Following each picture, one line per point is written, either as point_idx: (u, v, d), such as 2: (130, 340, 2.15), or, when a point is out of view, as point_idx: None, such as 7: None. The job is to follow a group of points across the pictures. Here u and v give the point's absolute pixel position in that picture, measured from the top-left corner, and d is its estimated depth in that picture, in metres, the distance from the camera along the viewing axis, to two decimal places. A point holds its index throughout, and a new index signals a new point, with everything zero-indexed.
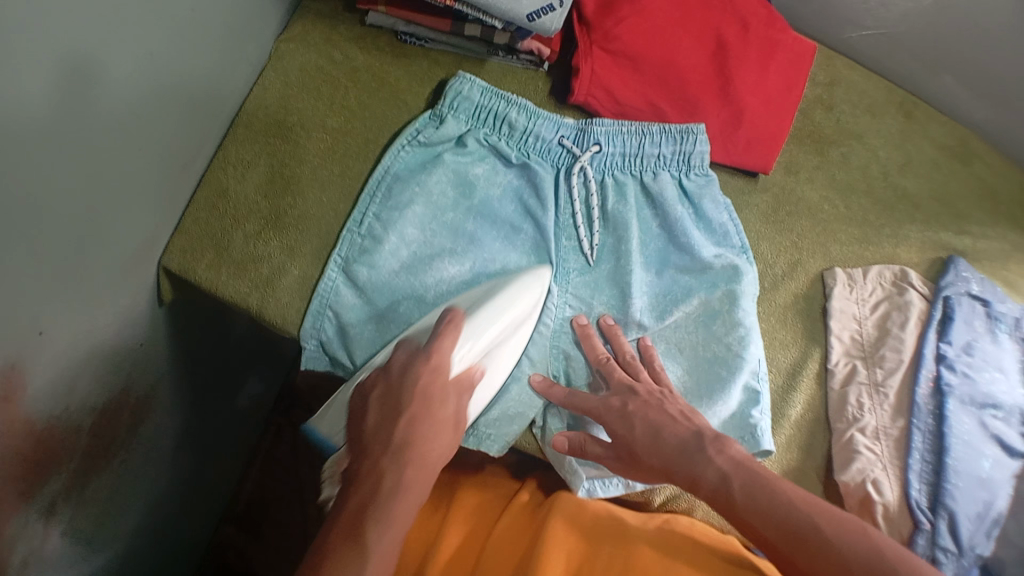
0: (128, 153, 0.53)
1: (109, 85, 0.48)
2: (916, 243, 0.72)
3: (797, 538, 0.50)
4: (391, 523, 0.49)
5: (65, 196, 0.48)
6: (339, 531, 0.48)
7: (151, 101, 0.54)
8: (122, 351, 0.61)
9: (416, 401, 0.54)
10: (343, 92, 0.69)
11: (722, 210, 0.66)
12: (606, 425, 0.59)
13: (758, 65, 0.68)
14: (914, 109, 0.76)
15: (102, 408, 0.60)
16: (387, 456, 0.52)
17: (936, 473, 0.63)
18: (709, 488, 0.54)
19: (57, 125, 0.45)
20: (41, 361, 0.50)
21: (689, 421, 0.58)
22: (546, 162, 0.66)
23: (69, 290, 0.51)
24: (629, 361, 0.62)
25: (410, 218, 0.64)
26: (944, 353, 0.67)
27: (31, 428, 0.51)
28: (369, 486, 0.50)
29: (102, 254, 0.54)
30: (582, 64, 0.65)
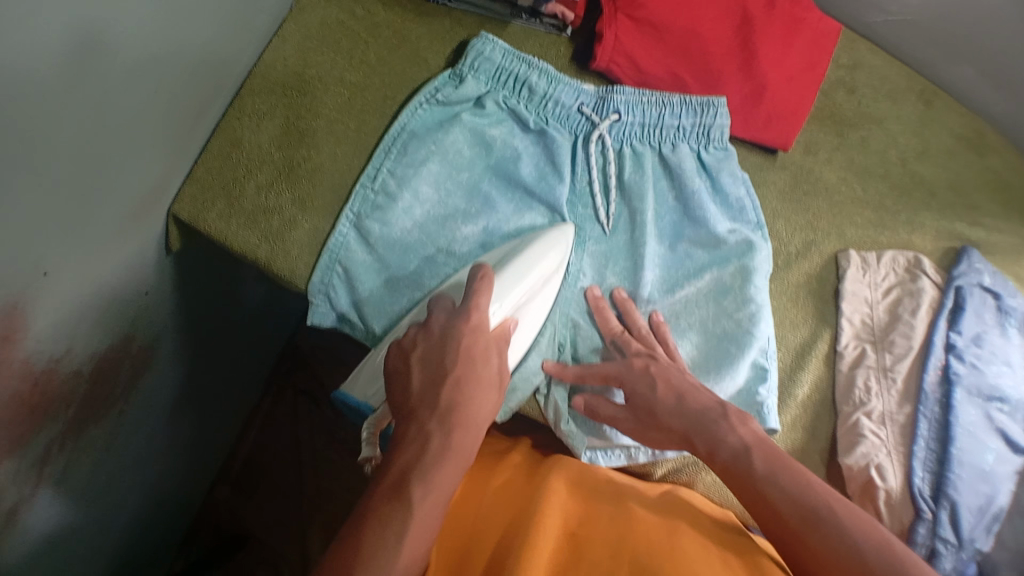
0: (141, 96, 0.52)
1: (126, 23, 0.47)
2: (931, 231, 0.72)
3: (812, 519, 0.47)
4: (430, 489, 0.45)
5: (76, 133, 0.46)
6: (382, 490, 0.45)
7: (168, 44, 0.52)
8: (126, 297, 0.60)
9: (460, 359, 0.51)
10: (364, 47, 0.68)
11: (740, 184, 0.65)
12: (627, 385, 0.58)
13: (782, 41, 0.67)
14: (935, 99, 0.75)
15: (103, 354, 0.59)
16: (434, 419, 0.48)
17: (940, 463, 0.62)
18: (729, 454, 0.52)
19: (72, 61, 0.43)
20: (42, 302, 0.48)
21: (710, 392, 0.57)
22: (563, 129, 0.65)
23: (73, 231, 0.50)
24: (643, 333, 0.61)
25: (425, 176, 0.63)
26: (953, 342, 0.66)
27: (31, 371, 0.49)
28: (411, 449, 0.47)
29: (109, 198, 0.53)
30: (606, 29, 0.64)
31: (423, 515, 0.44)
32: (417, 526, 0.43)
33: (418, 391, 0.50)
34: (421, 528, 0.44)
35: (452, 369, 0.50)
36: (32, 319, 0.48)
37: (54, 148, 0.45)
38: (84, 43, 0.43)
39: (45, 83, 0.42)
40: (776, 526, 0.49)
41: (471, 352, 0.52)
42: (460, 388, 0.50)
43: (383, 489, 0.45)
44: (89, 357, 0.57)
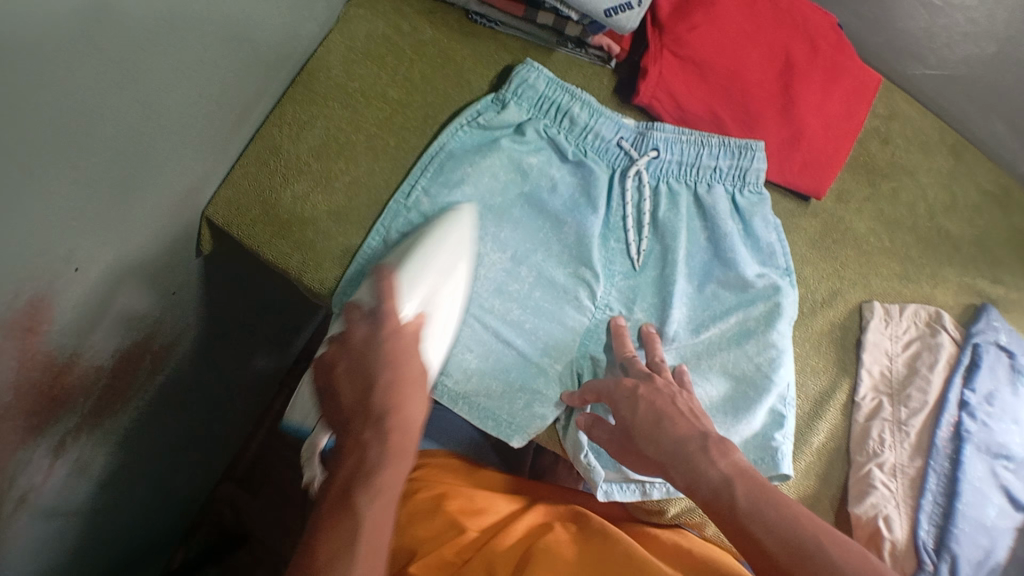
0: (184, 96, 0.52)
1: (178, 24, 0.47)
2: (953, 286, 0.73)
3: (801, 556, 0.45)
4: (380, 494, 0.46)
5: (120, 124, 0.46)
6: (328, 506, 0.45)
7: (214, 45, 0.53)
8: (150, 296, 0.60)
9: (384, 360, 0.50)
10: (407, 65, 0.68)
11: (771, 230, 0.66)
12: (615, 406, 0.57)
13: (822, 89, 0.68)
14: (965, 153, 0.76)
15: (124, 350, 0.59)
16: (371, 423, 0.48)
17: (946, 516, 0.63)
18: (709, 488, 0.50)
19: (120, 56, 0.43)
20: (72, 296, 0.49)
21: (696, 419, 0.54)
22: (601, 162, 0.66)
23: (108, 227, 0.50)
24: (656, 362, 0.60)
25: (460, 196, 0.63)
26: (967, 400, 0.66)
27: (54, 363, 0.49)
28: (352, 461, 0.47)
29: (144, 196, 0.53)
30: (650, 65, 0.64)
31: (374, 524, 0.45)
32: (372, 531, 0.44)
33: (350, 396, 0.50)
34: (375, 534, 0.44)
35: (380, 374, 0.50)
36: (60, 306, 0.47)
37: (97, 136, 0.45)
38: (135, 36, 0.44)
39: (94, 73, 0.42)
40: (765, 566, 0.46)
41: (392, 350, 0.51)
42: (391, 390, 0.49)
43: (331, 508, 0.45)
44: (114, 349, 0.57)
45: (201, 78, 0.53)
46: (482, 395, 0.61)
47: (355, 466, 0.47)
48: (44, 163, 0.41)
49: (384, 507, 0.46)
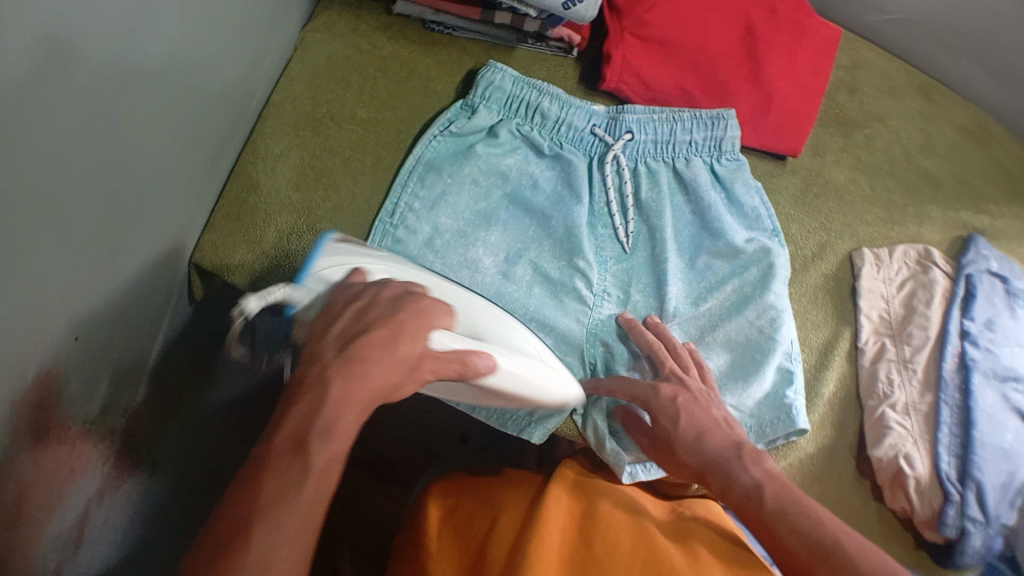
0: (138, 152, 0.53)
1: (122, 84, 0.48)
2: (939, 223, 0.74)
3: (821, 554, 0.48)
4: (327, 441, 0.41)
5: (83, 181, 0.47)
6: (280, 444, 0.41)
7: (162, 96, 0.53)
8: (130, 343, 0.61)
9: (385, 331, 0.46)
10: (372, 83, 0.68)
11: (753, 193, 0.66)
12: (653, 412, 0.59)
13: (786, 50, 0.68)
14: (934, 92, 0.78)
15: (112, 399, 0.60)
16: (340, 362, 0.44)
17: (964, 446, 0.65)
18: (741, 492, 0.53)
19: (65, 125, 0.44)
20: (55, 357, 0.50)
21: (729, 428, 0.58)
22: (578, 151, 0.66)
23: (81, 287, 0.51)
24: (678, 353, 0.62)
25: (445, 208, 0.64)
26: (967, 329, 0.68)
27: (42, 421, 0.50)
28: (308, 399, 0.42)
29: (111, 253, 0.54)
30: (614, 50, 0.65)
31: (321, 474, 0.40)
32: (315, 483, 0.40)
33: (339, 331, 0.46)
34: (320, 486, 0.40)
35: (375, 330, 0.46)
36: (48, 360, 0.49)
37: (62, 195, 0.46)
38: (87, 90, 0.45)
39: (46, 135, 0.42)
40: (792, 565, 0.50)
41: (407, 326, 0.47)
42: (371, 347, 0.45)
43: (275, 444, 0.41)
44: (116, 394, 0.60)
45: (160, 123, 0.54)
46: None
47: (313, 408, 0.42)
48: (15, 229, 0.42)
49: (327, 477, 0.41)
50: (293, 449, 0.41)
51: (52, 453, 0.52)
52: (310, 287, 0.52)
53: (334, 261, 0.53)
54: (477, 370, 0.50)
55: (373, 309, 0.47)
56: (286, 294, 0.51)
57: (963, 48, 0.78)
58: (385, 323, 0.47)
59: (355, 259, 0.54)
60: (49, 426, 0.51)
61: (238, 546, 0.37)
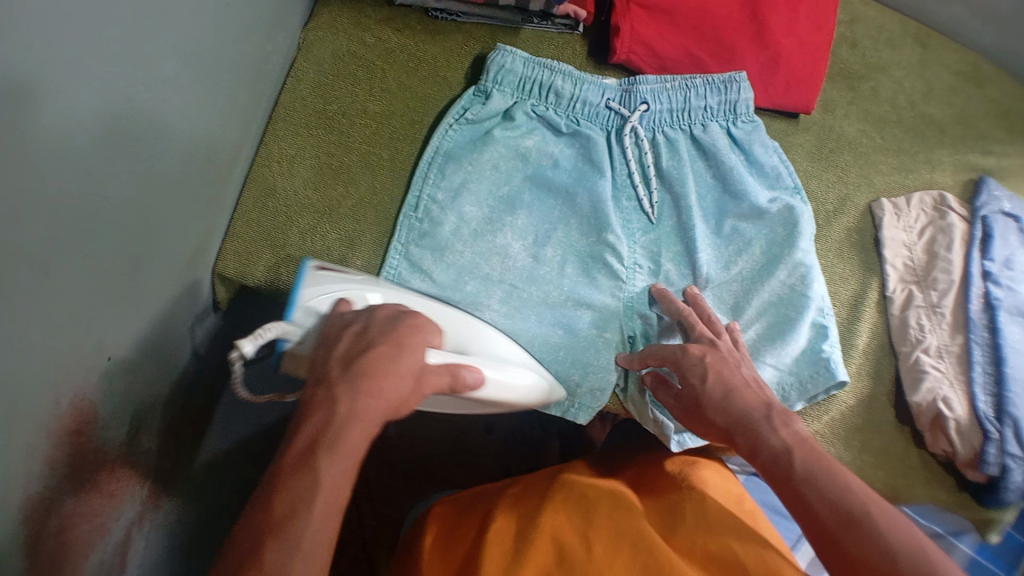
0: (156, 166, 0.52)
1: (133, 95, 0.47)
2: (949, 166, 0.75)
3: (852, 523, 0.46)
4: (340, 458, 0.41)
5: (105, 196, 0.46)
6: (293, 457, 0.41)
7: (172, 106, 0.52)
8: (163, 360, 0.60)
9: (388, 345, 0.46)
10: (380, 76, 0.67)
11: (772, 153, 0.67)
12: (682, 370, 0.58)
13: (789, 9, 0.68)
14: (929, 40, 0.78)
15: (148, 419, 0.59)
16: (345, 375, 0.44)
17: (998, 383, 0.65)
18: (770, 455, 0.51)
19: (80, 141, 0.43)
20: (91, 379, 0.49)
21: (759, 390, 0.56)
22: (596, 126, 0.66)
23: (110, 304, 0.50)
24: (710, 319, 0.61)
25: (467, 196, 0.63)
26: (989, 270, 0.69)
27: (87, 443, 0.50)
28: (323, 414, 0.43)
29: (137, 270, 0.53)
30: (621, 21, 0.65)
31: (336, 482, 0.41)
32: (329, 492, 0.40)
33: (343, 350, 0.46)
34: (336, 493, 0.40)
35: (378, 346, 0.46)
36: (84, 386, 0.48)
37: (86, 211, 0.45)
38: (96, 99, 0.43)
39: (68, 150, 0.42)
40: (815, 534, 0.47)
41: (406, 341, 0.47)
42: (382, 362, 0.45)
43: (299, 457, 0.41)
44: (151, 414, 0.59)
45: (172, 136, 0.53)
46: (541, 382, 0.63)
47: (325, 421, 0.42)
48: (39, 249, 0.41)
49: (341, 485, 0.41)
50: (306, 461, 0.41)
51: (94, 481, 0.52)
52: (298, 323, 0.50)
53: (320, 291, 0.52)
54: (466, 383, 0.50)
55: (370, 330, 0.47)
56: (281, 331, 0.48)
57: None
58: (386, 341, 0.46)
59: (342, 288, 0.53)
60: (91, 452, 0.51)
61: (254, 565, 0.37)
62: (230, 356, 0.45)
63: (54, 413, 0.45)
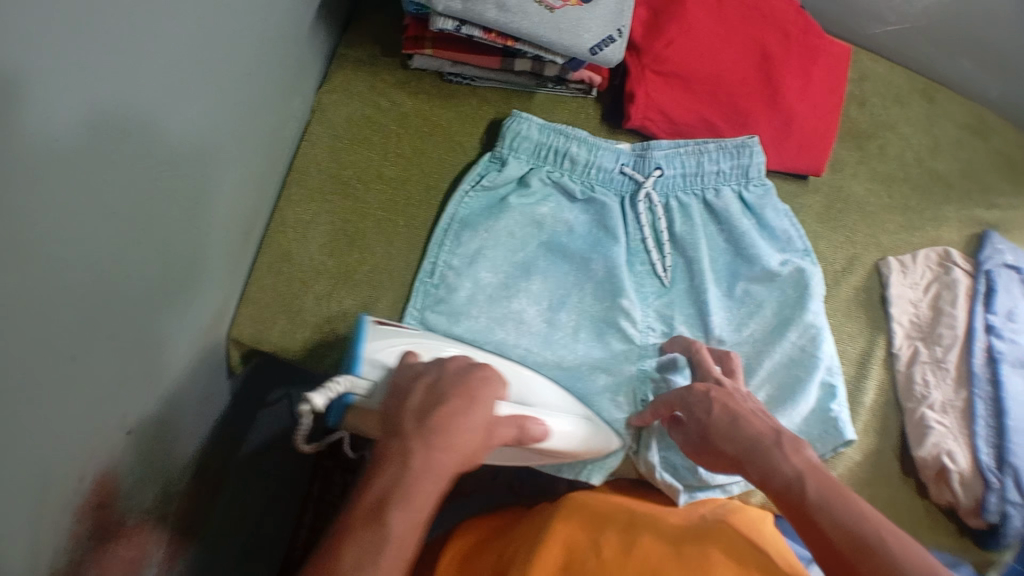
0: (180, 232, 0.52)
1: (159, 172, 0.47)
2: (955, 222, 0.77)
3: (862, 549, 0.45)
4: (406, 530, 0.41)
5: (131, 278, 0.47)
6: (362, 511, 0.41)
7: (196, 173, 0.52)
8: (182, 421, 0.60)
9: (461, 398, 0.46)
10: (395, 140, 0.68)
11: (783, 217, 0.68)
12: (691, 407, 0.58)
13: (802, 73, 0.71)
14: (937, 93, 0.81)
15: (166, 479, 0.59)
16: (422, 432, 0.44)
17: (1000, 434, 0.67)
18: (781, 482, 0.50)
19: (116, 229, 0.44)
20: (115, 454, 0.49)
21: (767, 419, 0.55)
22: (610, 192, 0.68)
23: (136, 376, 0.50)
24: (725, 358, 0.62)
25: (483, 262, 0.64)
26: (992, 323, 0.70)
27: (105, 518, 0.49)
28: (389, 479, 0.42)
29: (162, 337, 0.53)
30: (637, 88, 0.68)
31: (402, 538, 0.41)
32: (396, 545, 0.40)
33: (417, 403, 0.46)
34: (404, 549, 0.41)
35: (452, 398, 0.46)
36: (108, 461, 0.48)
37: (114, 297, 0.45)
38: (133, 184, 0.44)
39: (103, 239, 0.43)
40: (826, 559, 0.46)
41: (480, 393, 0.48)
42: (456, 414, 0.45)
43: (371, 514, 0.41)
44: (170, 475, 0.59)
45: (194, 203, 0.53)
46: None
47: (402, 476, 0.42)
48: (68, 334, 0.41)
49: (411, 529, 0.41)
50: (379, 522, 0.41)
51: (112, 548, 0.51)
52: (368, 376, 0.51)
53: (384, 344, 0.53)
54: (532, 436, 0.52)
55: (442, 381, 0.48)
56: (350, 385, 0.50)
57: (964, 48, 0.80)
58: (458, 393, 0.47)
59: (405, 341, 0.55)
60: (112, 521, 0.51)
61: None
62: (301, 409, 0.46)
63: (78, 490, 0.45)
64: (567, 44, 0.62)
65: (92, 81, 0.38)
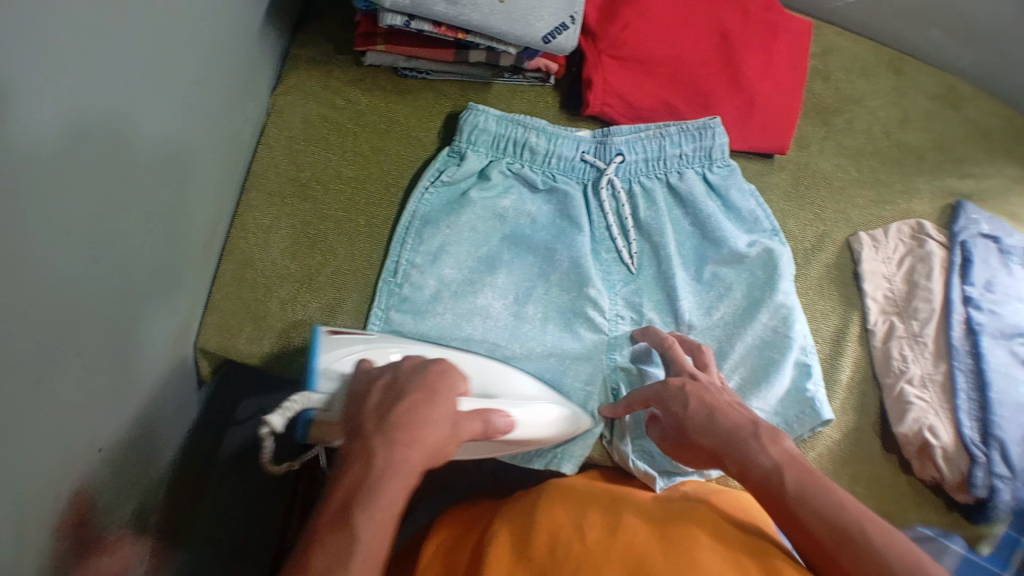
0: (147, 242, 0.52)
1: (121, 184, 0.47)
2: (927, 194, 0.76)
3: (845, 541, 0.44)
4: (367, 531, 0.40)
5: (98, 291, 0.46)
6: (329, 515, 0.41)
7: (161, 183, 0.52)
8: (159, 433, 0.59)
9: (421, 392, 0.46)
10: (353, 139, 0.68)
11: (749, 197, 0.68)
12: (665, 401, 0.57)
13: (762, 50, 0.71)
14: (903, 65, 0.80)
15: (145, 492, 0.58)
16: (382, 431, 0.44)
17: (984, 408, 0.65)
18: (761, 474, 0.49)
19: (81, 245, 0.43)
20: (90, 472, 0.48)
21: (743, 411, 0.54)
22: (572, 180, 0.67)
23: (109, 392, 0.50)
24: (697, 350, 0.61)
25: (447, 259, 0.64)
26: (970, 295, 0.69)
27: (86, 537, 0.49)
28: (351, 482, 0.42)
29: (134, 349, 0.53)
30: (594, 74, 0.67)
31: (373, 537, 0.40)
32: (367, 548, 0.40)
33: (375, 404, 0.46)
34: (374, 550, 0.40)
35: (411, 393, 0.46)
36: (83, 482, 0.47)
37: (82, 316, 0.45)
38: (94, 201, 0.44)
39: (70, 254, 0.42)
40: (811, 550, 0.46)
41: (438, 386, 0.47)
42: (415, 409, 0.45)
43: (337, 518, 0.41)
44: (148, 489, 0.58)
45: (160, 213, 0.53)
46: None
47: (361, 477, 0.42)
48: (40, 353, 0.40)
49: (384, 527, 0.41)
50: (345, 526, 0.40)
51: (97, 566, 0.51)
52: (324, 388, 0.51)
53: (341, 352, 0.54)
54: (496, 428, 0.50)
55: (400, 380, 0.47)
56: (304, 401, 0.49)
57: (929, 18, 0.79)
58: (418, 389, 0.46)
59: (359, 349, 0.55)
60: (93, 538, 0.50)
61: None
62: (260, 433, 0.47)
63: (58, 510, 0.44)
64: (519, 33, 0.61)
65: (49, 97, 0.38)
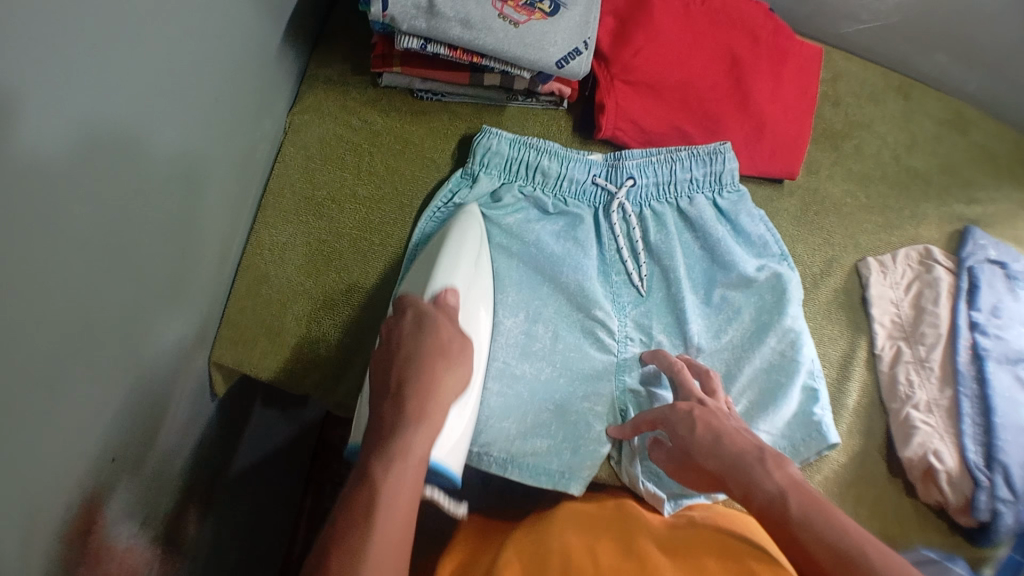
0: (159, 254, 0.53)
1: (138, 202, 0.48)
2: (935, 219, 0.77)
3: (846, 563, 0.45)
4: (408, 458, 0.45)
5: (111, 305, 0.47)
6: (353, 484, 0.45)
7: (174, 197, 0.53)
8: (169, 442, 0.60)
9: (409, 343, 0.52)
10: (368, 158, 0.69)
11: (758, 222, 0.69)
12: (671, 425, 0.57)
13: (772, 76, 0.72)
14: (912, 91, 0.81)
15: (154, 500, 0.59)
16: (390, 392, 0.49)
17: (988, 432, 0.66)
18: (764, 498, 0.50)
19: (95, 261, 0.44)
20: (98, 482, 0.49)
21: (749, 436, 0.55)
22: (583, 204, 0.68)
23: (120, 403, 0.51)
24: (705, 375, 0.61)
25: None
26: (976, 320, 0.70)
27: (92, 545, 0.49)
28: (394, 417, 0.47)
29: (145, 360, 0.53)
30: (606, 99, 0.68)
31: (406, 483, 0.44)
32: (395, 495, 0.43)
33: (378, 376, 0.51)
34: (403, 494, 0.44)
35: (404, 348, 0.52)
36: (91, 491, 0.48)
37: (94, 330, 0.46)
38: (109, 218, 0.45)
39: (82, 269, 0.43)
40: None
41: (418, 331, 0.53)
42: (411, 357, 0.51)
43: (380, 448, 0.46)
44: (156, 497, 0.59)
45: (174, 227, 0.54)
46: (528, 454, 0.61)
47: (401, 411, 0.48)
48: (51, 364, 0.41)
49: (416, 470, 0.45)
50: (398, 447, 0.46)
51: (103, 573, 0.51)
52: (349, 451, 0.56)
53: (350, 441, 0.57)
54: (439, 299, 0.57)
55: (389, 348, 0.52)
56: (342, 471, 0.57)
57: (939, 44, 0.80)
58: (408, 344, 0.52)
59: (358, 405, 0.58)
60: (101, 544, 0.51)
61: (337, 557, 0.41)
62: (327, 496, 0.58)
63: (65, 519, 0.45)
64: (532, 57, 0.62)
65: (63, 116, 0.39)
